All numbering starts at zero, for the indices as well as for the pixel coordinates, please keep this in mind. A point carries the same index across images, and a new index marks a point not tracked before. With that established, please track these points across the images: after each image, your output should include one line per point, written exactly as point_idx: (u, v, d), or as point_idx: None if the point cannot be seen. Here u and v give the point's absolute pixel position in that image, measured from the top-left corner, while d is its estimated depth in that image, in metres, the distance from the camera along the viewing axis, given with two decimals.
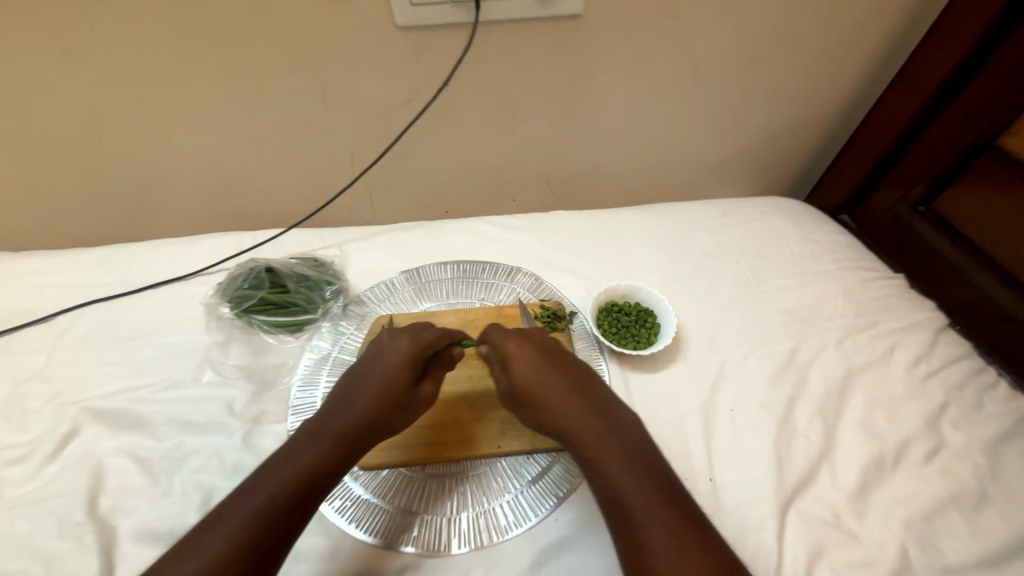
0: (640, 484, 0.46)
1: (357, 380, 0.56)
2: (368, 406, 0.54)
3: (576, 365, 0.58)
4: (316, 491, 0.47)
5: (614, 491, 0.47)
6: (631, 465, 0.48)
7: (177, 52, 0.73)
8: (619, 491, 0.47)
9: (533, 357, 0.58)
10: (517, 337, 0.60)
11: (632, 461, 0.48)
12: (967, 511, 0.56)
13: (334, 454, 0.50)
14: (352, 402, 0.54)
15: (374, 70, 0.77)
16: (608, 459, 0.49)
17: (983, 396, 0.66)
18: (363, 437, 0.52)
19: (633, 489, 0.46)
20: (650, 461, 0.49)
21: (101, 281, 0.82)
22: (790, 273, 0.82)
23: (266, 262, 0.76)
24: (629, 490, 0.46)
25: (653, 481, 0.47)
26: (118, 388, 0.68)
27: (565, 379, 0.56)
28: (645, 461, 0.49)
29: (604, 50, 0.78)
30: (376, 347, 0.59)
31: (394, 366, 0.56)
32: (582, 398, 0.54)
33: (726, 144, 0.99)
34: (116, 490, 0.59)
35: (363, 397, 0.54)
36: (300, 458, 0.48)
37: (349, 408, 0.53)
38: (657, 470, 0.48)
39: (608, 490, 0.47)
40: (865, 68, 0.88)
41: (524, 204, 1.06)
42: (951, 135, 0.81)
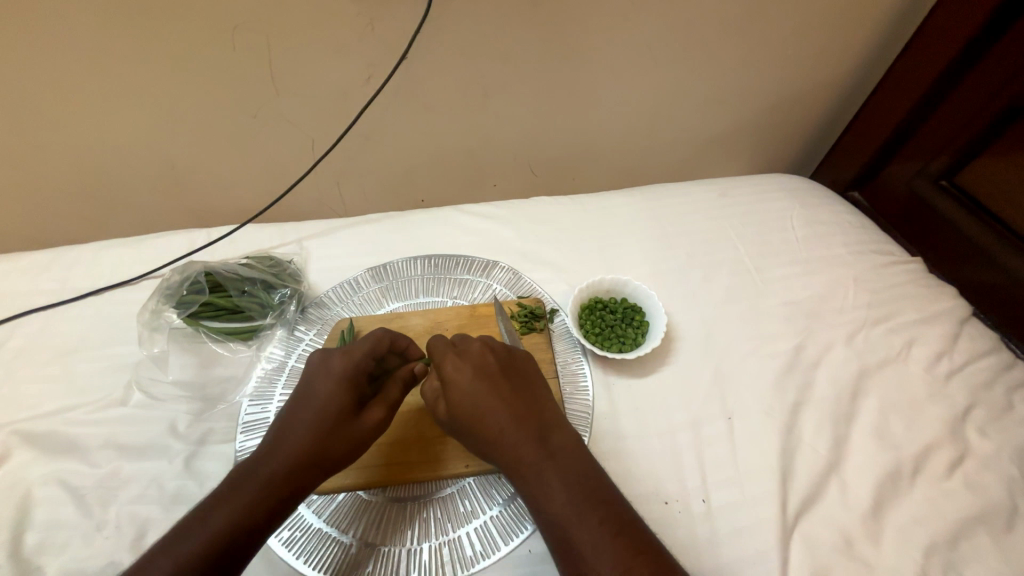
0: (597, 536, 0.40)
1: (294, 409, 0.49)
2: (306, 442, 0.46)
3: (535, 389, 0.51)
4: (241, 552, 0.41)
5: (567, 546, 0.41)
6: (586, 512, 0.41)
7: (89, 33, 0.62)
8: (572, 546, 0.41)
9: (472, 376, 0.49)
10: (468, 354, 0.52)
11: (586, 507, 0.42)
12: (995, 530, 0.51)
13: (264, 504, 0.43)
14: (288, 437, 0.47)
15: (324, 46, 0.68)
16: (560, 506, 0.42)
17: (1012, 397, 0.60)
18: (301, 478, 0.45)
19: (588, 544, 0.40)
20: (607, 504, 0.42)
21: (34, 288, 0.74)
22: (796, 261, 0.73)
23: (205, 266, 0.67)
24: (584, 545, 0.40)
25: (611, 532, 0.40)
26: (49, 408, 0.61)
27: (509, 403, 0.48)
28: (602, 506, 0.42)
29: (587, 13, 0.69)
30: (311, 364, 0.52)
31: (338, 393, 0.49)
32: (530, 427, 0.46)
33: (726, 117, 0.89)
34: (42, 525, 0.52)
35: (301, 430, 0.47)
36: (223, 512, 0.42)
37: (283, 446, 0.46)
38: (615, 514, 0.42)
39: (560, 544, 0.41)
40: (884, 25, 0.77)
41: (505, 189, 0.97)
42: (979, 100, 0.72)
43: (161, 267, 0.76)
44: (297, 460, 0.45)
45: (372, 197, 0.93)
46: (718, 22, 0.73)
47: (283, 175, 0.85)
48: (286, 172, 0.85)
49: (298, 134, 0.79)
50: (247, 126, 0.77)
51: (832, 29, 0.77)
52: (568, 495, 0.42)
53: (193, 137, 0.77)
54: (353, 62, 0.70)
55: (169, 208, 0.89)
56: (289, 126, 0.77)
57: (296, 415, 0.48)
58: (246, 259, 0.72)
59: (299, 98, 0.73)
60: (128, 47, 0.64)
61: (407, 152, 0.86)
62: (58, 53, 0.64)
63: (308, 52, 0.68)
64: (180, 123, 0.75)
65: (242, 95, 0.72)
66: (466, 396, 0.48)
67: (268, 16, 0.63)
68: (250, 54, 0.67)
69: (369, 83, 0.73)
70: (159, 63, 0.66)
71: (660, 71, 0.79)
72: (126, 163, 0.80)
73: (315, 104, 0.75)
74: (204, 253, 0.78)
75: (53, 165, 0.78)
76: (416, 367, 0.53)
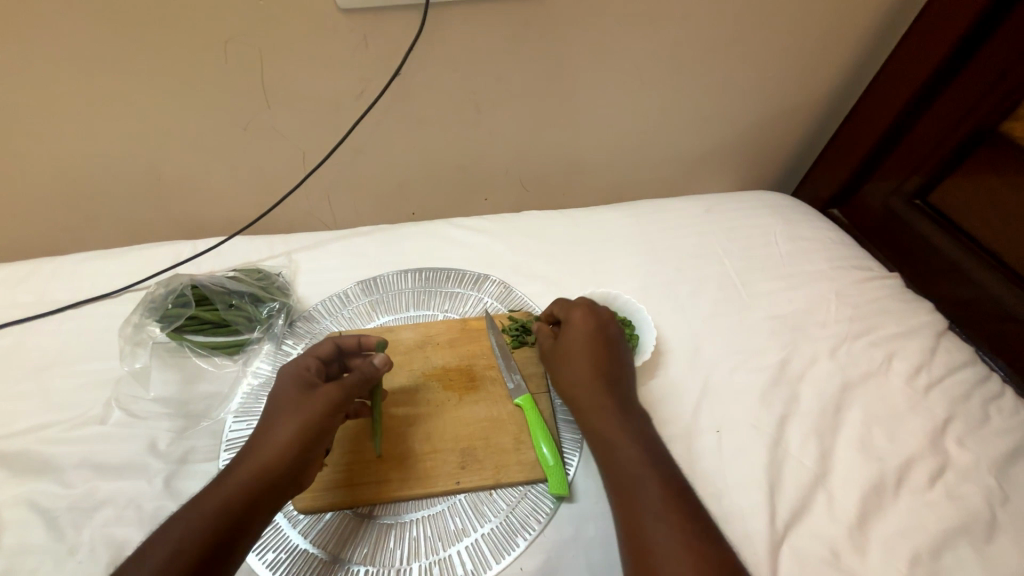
0: (656, 485, 0.47)
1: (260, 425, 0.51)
2: (284, 434, 0.49)
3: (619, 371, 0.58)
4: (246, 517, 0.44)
5: (631, 490, 0.48)
6: (648, 467, 0.48)
7: (76, 45, 0.62)
8: (636, 490, 0.47)
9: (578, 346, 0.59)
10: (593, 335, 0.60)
11: (650, 463, 0.49)
12: (976, 540, 0.52)
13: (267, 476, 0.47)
14: (253, 452, 0.49)
15: (318, 61, 0.68)
16: (629, 458, 0.50)
17: (988, 408, 0.62)
18: (266, 487, 0.46)
19: (650, 490, 0.47)
20: (666, 467, 0.49)
21: (8, 302, 0.71)
22: (779, 276, 0.75)
23: (193, 278, 0.65)
24: (645, 489, 0.47)
25: (668, 487, 0.47)
26: (22, 426, 0.59)
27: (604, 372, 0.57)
28: (660, 466, 0.49)
29: (576, 33, 0.71)
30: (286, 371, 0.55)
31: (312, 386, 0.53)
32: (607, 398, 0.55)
33: (710, 135, 0.92)
34: (10, 550, 0.50)
35: (266, 443, 0.49)
36: (186, 521, 0.43)
37: (251, 458, 0.48)
38: (670, 474, 0.48)
39: (624, 487, 0.48)
40: (859, 50, 0.81)
41: (495, 203, 0.98)
42: (951, 122, 0.76)
43: (143, 279, 0.75)
44: (261, 471, 0.47)
45: (362, 210, 0.93)
46: (701, 44, 0.76)
47: (273, 188, 0.85)
48: (275, 184, 0.84)
49: (289, 147, 0.78)
50: (236, 138, 0.76)
51: (808, 54, 0.81)
52: (636, 452, 0.50)
53: (182, 149, 0.77)
54: (345, 75, 0.70)
55: (154, 219, 0.88)
56: (279, 138, 0.77)
57: (262, 428, 0.51)
58: (234, 272, 0.71)
59: (290, 110, 0.74)
60: (115, 56, 0.64)
61: (397, 166, 0.86)
62: (43, 61, 0.63)
63: (300, 65, 0.68)
64: (168, 135, 0.74)
65: (232, 107, 0.72)
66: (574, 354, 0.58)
67: (260, 30, 0.64)
68: (242, 66, 0.67)
69: (361, 97, 0.73)
70: (147, 72, 0.66)
71: (646, 90, 0.81)
72: (109, 173, 0.78)
73: (305, 116, 0.75)
74: (190, 265, 0.77)
75: (34, 175, 0.76)
76: (377, 361, 0.55)
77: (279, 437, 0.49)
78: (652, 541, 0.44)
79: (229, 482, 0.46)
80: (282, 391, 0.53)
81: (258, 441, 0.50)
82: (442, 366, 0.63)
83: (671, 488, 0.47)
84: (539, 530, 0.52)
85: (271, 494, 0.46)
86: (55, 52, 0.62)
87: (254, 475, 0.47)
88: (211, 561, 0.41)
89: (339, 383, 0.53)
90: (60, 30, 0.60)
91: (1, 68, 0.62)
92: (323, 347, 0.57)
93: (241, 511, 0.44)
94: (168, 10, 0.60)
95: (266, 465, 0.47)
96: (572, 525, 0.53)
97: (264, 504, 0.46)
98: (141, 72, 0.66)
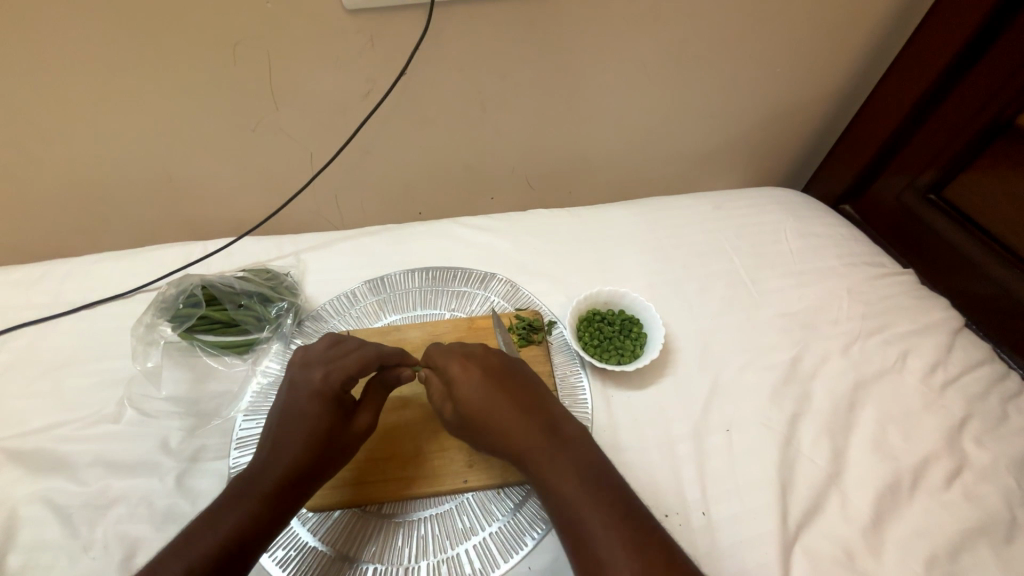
0: (603, 521, 0.43)
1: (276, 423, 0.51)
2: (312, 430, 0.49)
3: (530, 393, 0.52)
4: (274, 513, 0.46)
5: (578, 536, 0.43)
6: (590, 501, 0.44)
7: (88, 49, 0.63)
8: (583, 534, 0.43)
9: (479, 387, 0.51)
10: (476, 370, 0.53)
11: (595, 495, 0.44)
12: (996, 542, 0.51)
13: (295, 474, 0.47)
14: (277, 445, 0.49)
15: (324, 62, 0.68)
16: (569, 496, 0.45)
17: (1007, 407, 0.60)
18: (288, 492, 0.47)
19: (596, 530, 0.42)
20: (613, 492, 0.45)
21: (25, 303, 0.73)
22: (790, 273, 0.74)
23: (202, 278, 0.66)
24: (592, 532, 0.42)
25: (615, 513, 0.43)
26: (38, 424, 0.60)
27: (515, 404, 0.50)
28: (605, 489, 0.45)
29: (581, 31, 0.71)
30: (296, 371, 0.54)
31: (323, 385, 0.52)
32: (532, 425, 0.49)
33: (718, 132, 0.91)
34: (27, 546, 0.51)
35: (288, 445, 0.48)
36: (213, 526, 0.43)
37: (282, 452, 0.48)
38: (619, 499, 0.44)
39: (571, 527, 0.44)
40: (871, 43, 0.80)
41: (502, 202, 0.98)
42: (967, 115, 0.74)
43: (155, 280, 0.75)
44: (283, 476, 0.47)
45: (369, 210, 0.93)
46: (709, 39, 0.75)
47: (280, 189, 0.85)
48: (283, 185, 0.85)
49: (297, 148, 0.79)
50: (245, 139, 0.77)
51: (819, 47, 0.79)
52: (575, 484, 0.45)
53: (191, 151, 0.78)
54: (352, 76, 0.71)
55: (165, 221, 0.89)
56: (286, 139, 0.78)
57: (277, 429, 0.50)
58: (243, 272, 0.72)
59: (298, 111, 0.74)
60: (127, 59, 0.64)
61: (403, 166, 0.86)
62: (56, 65, 0.64)
63: (306, 67, 0.69)
64: (179, 137, 0.75)
65: (241, 108, 0.72)
66: (472, 401, 0.51)
67: (267, 31, 0.64)
68: (250, 68, 0.68)
69: (367, 97, 0.73)
70: (158, 75, 0.67)
71: (653, 86, 0.81)
72: (121, 176, 0.80)
73: (312, 116, 0.75)
74: (200, 265, 0.78)
75: (49, 177, 0.78)
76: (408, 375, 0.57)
77: (304, 441, 0.48)
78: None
79: (253, 487, 0.46)
80: (294, 389, 0.52)
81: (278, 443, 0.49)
82: None
83: (622, 517, 0.43)
84: (547, 529, 0.52)
85: (293, 500, 0.47)
86: (67, 57, 0.63)
87: (277, 478, 0.47)
88: (241, 557, 0.43)
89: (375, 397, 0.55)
90: (72, 36, 0.61)
91: (18, 73, 0.64)
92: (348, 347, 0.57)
93: (267, 516, 0.45)
94: (176, 12, 0.61)
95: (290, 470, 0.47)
96: None
97: (286, 503, 0.46)
98: (151, 76, 0.67)
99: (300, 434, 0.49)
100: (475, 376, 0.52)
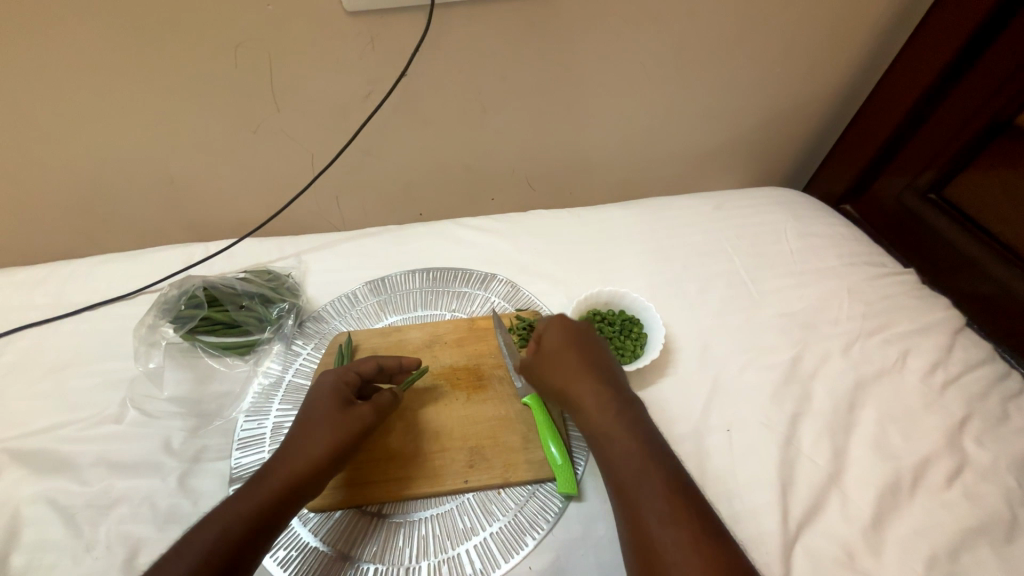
0: (657, 483, 0.44)
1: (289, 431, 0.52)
2: (322, 443, 0.49)
3: (603, 360, 0.55)
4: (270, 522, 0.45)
5: (632, 501, 0.44)
6: (646, 466, 0.45)
7: (90, 53, 0.63)
8: (638, 499, 0.44)
9: (557, 345, 0.55)
10: (578, 335, 0.57)
11: (650, 461, 0.46)
12: (996, 542, 0.51)
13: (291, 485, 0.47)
14: (285, 455, 0.49)
15: (326, 66, 0.69)
16: (626, 457, 0.47)
17: (1007, 407, 0.60)
18: (286, 496, 0.46)
19: (652, 495, 0.44)
20: (666, 460, 0.46)
21: (28, 305, 0.73)
22: (790, 273, 0.74)
23: (204, 279, 0.66)
24: (645, 488, 0.44)
25: (668, 480, 0.45)
26: (42, 425, 0.60)
27: (587, 362, 0.54)
28: (658, 453, 0.47)
29: (580, 32, 0.71)
30: (324, 383, 0.54)
31: (339, 398, 0.53)
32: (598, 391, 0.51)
33: (718, 132, 0.91)
34: (30, 546, 0.51)
35: (291, 451, 0.49)
36: (214, 529, 0.43)
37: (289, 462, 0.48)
38: (670, 467, 0.46)
39: (623, 484, 0.46)
40: (870, 44, 0.80)
41: (502, 203, 0.98)
42: (965, 115, 0.74)
43: (157, 281, 0.76)
44: (283, 481, 0.47)
45: (370, 210, 0.94)
46: (708, 41, 0.75)
47: (282, 190, 0.86)
48: (285, 186, 0.85)
49: (298, 149, 0.79)
50: (247, 141, 0.77)
51: (819, 48, 0.80)
52: (632, 450, 0.47)
53: (193, 153, 0.78)
54: (353, 78, 0.71)
55: (168, 222, 0.90)
56: (288, 141, 0.78)
57: (291, 437, 0.50)
58: (245, 273, 0.72)
59: (299, 113, 0.74)
60: (130, 63, 0.65)
61: (405, 167, 0.86)
62: (59, 69, 0.64)
63: (307, 68, 0.69)
64: (181, 139, 0.76)
65: (242, 111, 0.73)
66: (554, 358, 0.54)
67: (267, 34, 0.64)
68: (251, 70, 0.68)
69: (369, 98, 0.74)
70: (160, 78, 0.67)
71: (653, 88, 0.81)
72: (125, 178, 0.80)
73: (314, 118, 0.75)
74: (202, 266, 0.78)
75: (52, 179, 0.78)
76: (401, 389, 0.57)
77: (311, 450, 0.49)
78: (664, 548, 0.41)
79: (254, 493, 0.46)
80: (319, 397, 0.53)
81: (289, 451, 0.49)
82: (451, 366, 0.63)
83: (674, 486, 0.44)
84: (548, 528, 0.52)
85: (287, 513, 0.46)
86: (69, 61, 0.64)
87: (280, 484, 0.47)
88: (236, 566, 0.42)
89: (377, 405, 0.53)
90: (75, 40, 0.62)
91: (20, 76, 0.64)
92: (366, 365, 0.57)
93: (262, 525, 0.44)
94: (178, 15, 0.61)
95: (291, 478, 0.47)
96: (581, 524, 0.53)
97: (283, 512, 0.46)
98: (153, 78, 0.67)
99: (305, 440, 0.49)
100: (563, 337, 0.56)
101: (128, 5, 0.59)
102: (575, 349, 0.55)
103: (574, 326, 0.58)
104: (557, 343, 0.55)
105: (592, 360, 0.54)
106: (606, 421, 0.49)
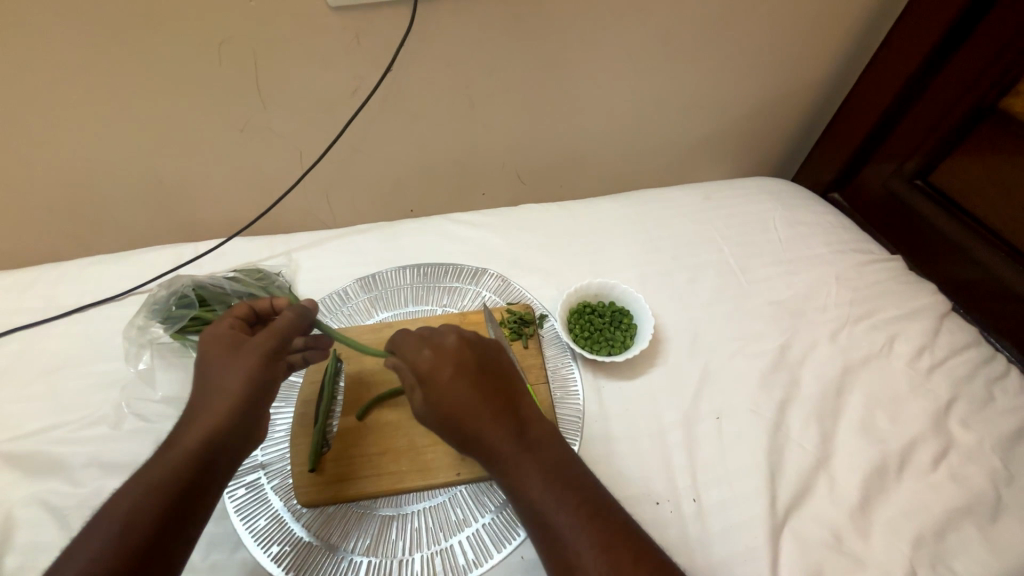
0: (572, 526, 0.41)
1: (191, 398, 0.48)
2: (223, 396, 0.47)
3: (501, 387, 0.47)
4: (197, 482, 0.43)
5: (552, 540, 0.41)
6: (558, 501, 0.42)
7: (71, 53, 0.63)
8: (557, 538, 0.41)
9: (450, 382, 0.46)
10: (463, 362, 0.47)
11: (563, 495, 0.42)
12: (981, 522, 0.52)
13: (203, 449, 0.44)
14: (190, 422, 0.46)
15: (312, 62, 0.69)
16: (535, 498, 0.42)
17: (993, 389, 0.61)
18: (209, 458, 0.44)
19: (570, 534, 0.41)
20: (581, 490, 0.43)
21: (18, 308, 0.73)
22: (779, 262, 0.75)
23: (194, 279, 0.66)
24: (561, 531, 0.41)
25: (586, 515, 0.42)
26: (33, 427, 0.60)
27: (481, 395, 0.46)
28: (573, 486, 0.43)
29: (566, 24, 0.71)
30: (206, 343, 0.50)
31: (223, 345, 0.50)
32: (505, 428, 0.45)
33: (707, 123, 0.91)
34: (25, 546, 0.52)
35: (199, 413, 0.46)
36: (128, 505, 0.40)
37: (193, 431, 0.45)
38: (587, 496, 0.43)
39: (538, 526, 0.42)
40: (855, 33, 0.81)
41: (493, 197, 0.98)
42: (948, 102, 0.74)
43: (146, 282, 0.76)
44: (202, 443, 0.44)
45: (361, 207, 0.94)
46: (694, 32, 0.75)
47: (271, 188, 0.86)
48: (274, 184, 0.85)
49: (285, 146, 0.79)
50: (234, 139, 0.77)
51: (804, 37, 0.80)
52: (541, 487, 0.43)
53: (181, 153, 0.78)
54: (339, 73, 0.71)
55: (158, 222, 0.89)
56: (276, 138, 0.78)
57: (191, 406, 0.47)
58: (234, 272, 0.72)
59: (285, 110, 0.74)
60: (112, 62, 0.64)
61: (395, 162, 0.86)
62: (40, 69, 0.64)
63: (293, 67, 0.69)
64: (168, 139, 0.75)
65: (228, 108, 0.73)
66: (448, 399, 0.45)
67: (252, 32, 0.64)
68: (236, 68, 0.68)
69: (355, 94, 0.74)
70: (143, 76, 0.67)
71: (641, 79, 0.81)
72: (112, 178, 0.80)
73: (301, 115, 0.75)
74: (191, 266, 0.78)
75: (39, 181, 0.78)
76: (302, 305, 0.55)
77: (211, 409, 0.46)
78: None
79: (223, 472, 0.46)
80: (211, 351, 0.50)
81: (204, 397, 0.47)
82: None
83: (593, 518, 0.41)
84: None
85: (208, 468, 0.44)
86: (49, 61, 0.63)
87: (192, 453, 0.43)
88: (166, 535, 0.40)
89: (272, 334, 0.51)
90: (56, 40, 0.61)
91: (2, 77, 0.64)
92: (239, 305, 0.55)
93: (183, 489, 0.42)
94: (163, 16, 0.61)
95: (222, 417, 0.46)
96: None
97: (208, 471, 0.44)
98: (134, 77, 0.67)
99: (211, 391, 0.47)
100: (450, 375, 0.46)
101: (109, 5, 0.59)
102: (464, 384, 0.46)
103: (457, 347, 0.48)
104: (445, 384, 0.46)
105: (487, 396, 0.46)
106: (513, 462, 0.44)
